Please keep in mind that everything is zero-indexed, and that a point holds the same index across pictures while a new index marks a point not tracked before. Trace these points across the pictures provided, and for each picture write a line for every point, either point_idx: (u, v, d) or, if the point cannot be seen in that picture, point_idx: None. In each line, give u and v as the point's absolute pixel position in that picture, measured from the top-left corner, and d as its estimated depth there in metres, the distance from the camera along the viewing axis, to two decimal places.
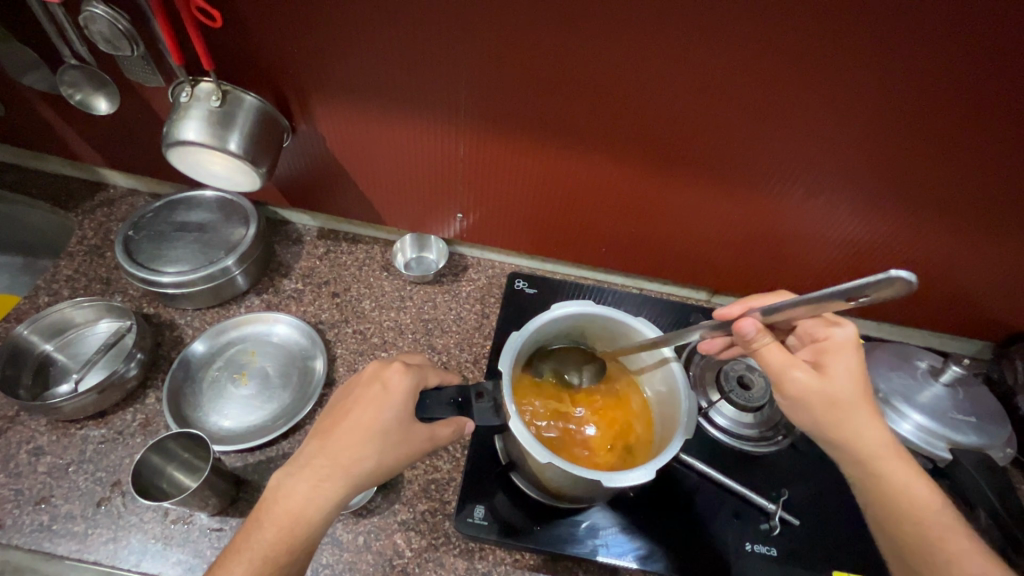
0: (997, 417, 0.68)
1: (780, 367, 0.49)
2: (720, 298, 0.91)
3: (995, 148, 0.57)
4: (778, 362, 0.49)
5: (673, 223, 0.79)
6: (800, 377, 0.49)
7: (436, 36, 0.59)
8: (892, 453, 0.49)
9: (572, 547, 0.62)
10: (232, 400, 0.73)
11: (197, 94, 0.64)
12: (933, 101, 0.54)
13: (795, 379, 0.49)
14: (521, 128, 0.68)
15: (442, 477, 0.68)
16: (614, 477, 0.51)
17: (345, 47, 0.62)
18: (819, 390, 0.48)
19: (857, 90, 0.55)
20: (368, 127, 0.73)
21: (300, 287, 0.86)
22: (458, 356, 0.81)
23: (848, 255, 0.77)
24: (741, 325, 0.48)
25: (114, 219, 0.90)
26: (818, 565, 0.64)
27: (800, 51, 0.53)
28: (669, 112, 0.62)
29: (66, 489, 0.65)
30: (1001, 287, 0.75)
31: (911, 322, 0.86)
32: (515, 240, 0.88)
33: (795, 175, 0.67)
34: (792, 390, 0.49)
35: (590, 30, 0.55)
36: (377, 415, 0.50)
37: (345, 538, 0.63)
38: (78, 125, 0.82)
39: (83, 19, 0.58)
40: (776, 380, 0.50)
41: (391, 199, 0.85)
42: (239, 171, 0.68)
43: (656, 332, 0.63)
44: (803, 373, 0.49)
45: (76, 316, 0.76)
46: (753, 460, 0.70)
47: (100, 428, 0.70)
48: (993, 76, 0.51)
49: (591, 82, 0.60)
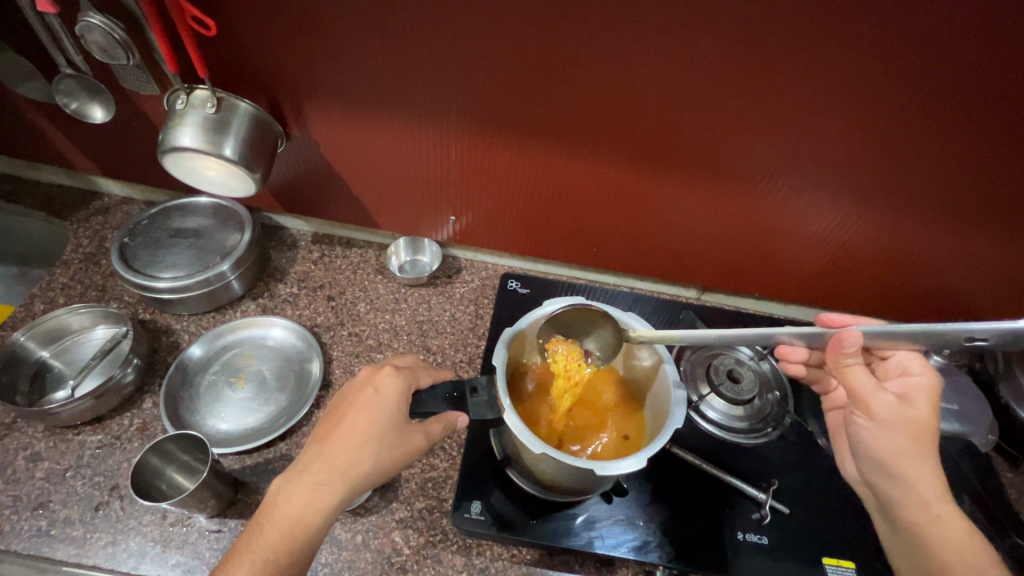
0: (978, 402, 0.70)
1: (868, 395, 0.49)
2: (710, 295, 0.93)
3: (966, 141, 0.59)
4: (870, 385, 0.49)
5: (662, 222, 0.80)
6: (886, 402, 0.49)
7: (425, 42, 0.61)
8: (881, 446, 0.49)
9: (568, 539, 0.63)
10: (230, 403, 0.73)
11: (192, 103, 0.66)
12: (905, 96, 0.56)
13: (884, 403, 0.49)
14: (510, 130, 0.70)
15: (439, 475, 0.69)
16: (606, 465, 0.52)
17: (338, 54, 0.64)
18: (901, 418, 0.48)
19: (831, 88, 0.57)
20: (361, 133, 0.74)
21: (295, 291, 0.87)
22: (453, 356, 0.82)
23: (831, 250, 0.79)
24: (846, 336, 0.48)
25: (108, 227, 0.90)
26: (808, 554, 0.65)
27: (778, 50, 0.55)
28: (655, 111, 0.64)
29: (64, 495, 0.65)
30: (980, 278, 0.77)
31: (894, 315, 0.88)
32: (508, 242, 0.90)
33: (777, 173, 0.69)
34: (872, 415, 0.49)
35: (576, 33, 0.57)
36: (372, 418, 0.51)
37: (344, 537, 0.64)
38: (72, 134, 0.83)
39: (79, 29, 0.60)
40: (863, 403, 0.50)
41: (384, 203, 0.86)
42: (235, 177, 0.69)
43: (645, 325, 0.64)
44: (889, 401, 0.49)
45: (72, 322, 0.76)
46: (744, 452, 0.72)
47: (97, 434, 0.70)
48: (960, 72, 0.53)
49: (577, 82, 0.62)
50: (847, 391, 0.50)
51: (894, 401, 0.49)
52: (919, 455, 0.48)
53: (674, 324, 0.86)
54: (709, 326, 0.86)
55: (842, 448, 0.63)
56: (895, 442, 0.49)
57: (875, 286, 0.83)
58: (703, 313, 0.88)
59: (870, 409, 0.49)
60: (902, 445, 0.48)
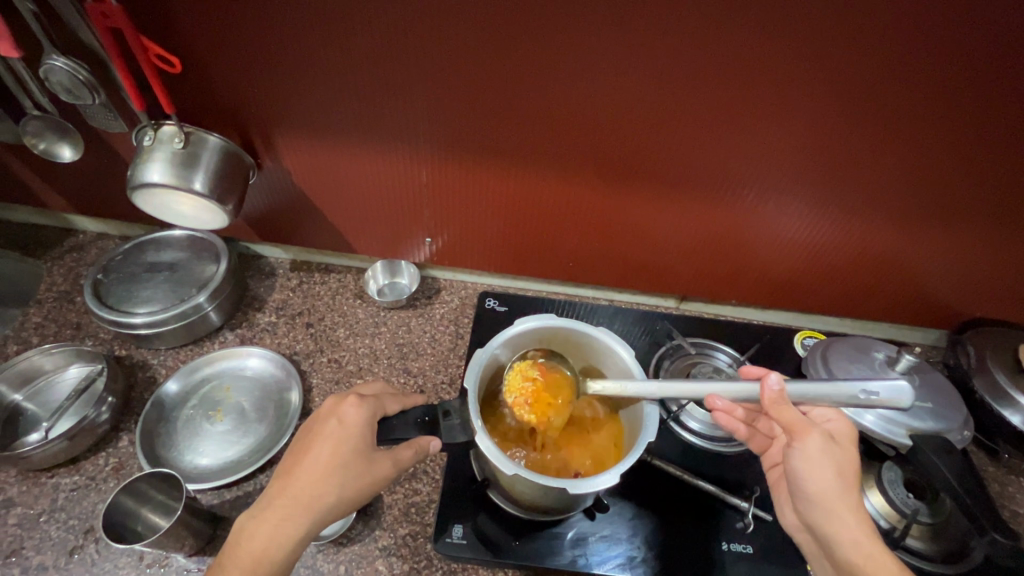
0: (952, 401, 0.70)
1: (802, 426, 0.50)
2: (688, 304, 0.94)
3: (920, 136, 0.61)
4: (803, 420, 0.50)
5: (636, 233, 0.81)
6: (819, 437, 0.50)
7: (386, 70, 0.62)
8: (829, 489, 0.49)
9: (551, 560, 0.63)
10: (208, 437, 0.72)
11: (160, 137, 0.66)
12: (849, 100, 0.58)
13: (818, 438, 0.50)
14: (478, 151, 0.71)
15: (421, 500, 0.68)
16: (580, 483, 0.52)
17: (302, 86, 0.65)
18: (833, 452, 0.50)
19: (781, 95, 0.59)
20: (332, 160, 0.75)
21: (273, 320, 0.87)
22: (434, 378, 0.82)
23: (801, 253, 0.80)
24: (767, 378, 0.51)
25: (83, 263, 0.90)
26: (794, 561, 0.64)
27: (727, 63, 0.57)
28: (616, 126, 0.65)
29: (37, 541, 0.64)
30: (951, 274, 0.78)
31: (870, 316, 0.89)
32: (485, 261, 0.90)
33: (741, 181, 0.70)
34: (806, 453, 0.50)
35: (531, 56, 0.59)
36: (336, 450, 0.50)
37: (326, 568, 0.63)
38: (43, 174, 0.83)
39: (42, 71, 0.60)
40: (801, 438, 0.50)
41: (359, 229, 0.87)
42: (207, 211, 0.70)
43: (616, 340, 0.64)
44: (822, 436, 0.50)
45: (45, 363, 0.75)
46: (725, 460, 0.72)
47: (72, 475, 0.69)
48: (905, 74, 0.55)
49: (538, 102, 0.63)
50: (782, 425, 0.51)
51: (825, 438, 0.50)
52: (850, 495, 0.49)
53: (651, 334, 0.87)
54: (687, 336, 0.87)
55: (780, 494, 0.60)
56: (831, 482, 0.49)
57: (848, 287, 0.84)
58: (681, 323, 0.89)
59: (805, 443, 0.49)
60: (838, 475, 0.49)
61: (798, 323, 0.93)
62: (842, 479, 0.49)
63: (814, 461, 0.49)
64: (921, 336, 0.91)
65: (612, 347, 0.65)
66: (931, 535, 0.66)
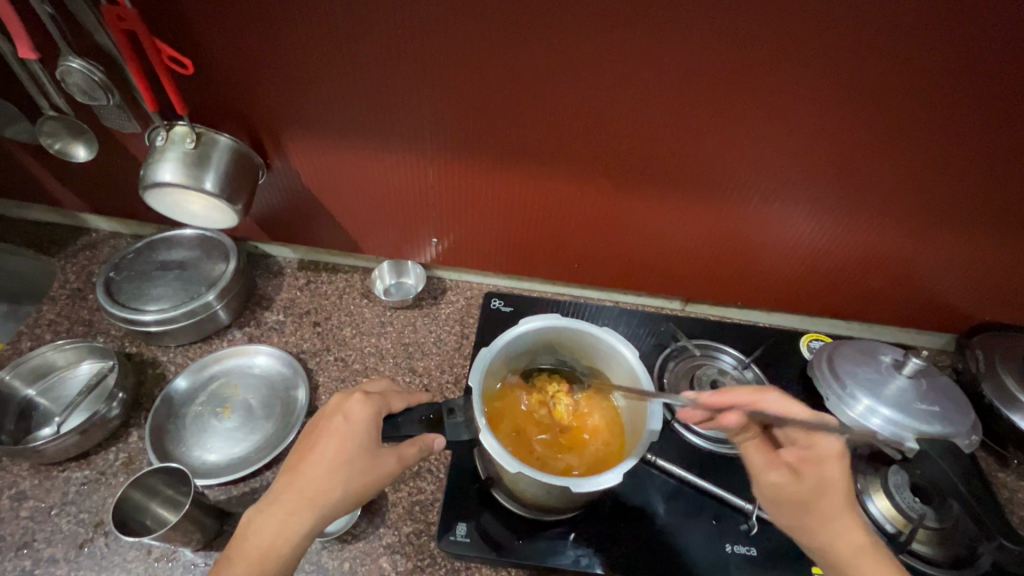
0: (960, 406, 0.69)
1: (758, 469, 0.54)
2: (693, 306, 0.94)
3: (929, 138, 0.61)
4: (762, 462, 0.54)
5: (641, 235, 0.81)
6: (778, 475, 0.52)
7: (395, 71, 0.63)
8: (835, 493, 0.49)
9: (554, 559, 0.63)
10: (216, 434, 0.73)
11: (172, 138, 0.68)
12: (856, 101, 0.58)
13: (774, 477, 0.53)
14: (484, 152, 0.71)
15: (426, 498, 0.69)
16: (583, 481, 0.53)
17: (312, 87, 0.66)
18: (796, 489, 0.51)
19: (788, 97, 0.59)
20: (341, 161, 0.76)
21: (281, 318, 0.88)
22: (439, 377, 0.83)
23: (807, 256, 0.80)
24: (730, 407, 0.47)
25: (96, 261, 0.91)
26: (799, 564, 0.64)
27: (735, 64, 0.57)
28: (622, 127, 0.65)
29: (48, 533, 0.65)
30: (959, 277, 0.78)
31: (877, 319, 0.88)
32: (491, 261, 0.91)
33: (746, 182, 0.70)
34: (766, 491, 0.53)
35: (538, 58, 0.59)
36: (342, 446, 0.51)
37: (331, 565, 0.63)
38: (58, 173, 0.84)
39: (60, 73, 0.62)
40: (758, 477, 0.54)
41: (367, 229, 0.88)
42: (217, 210, 0.71)
43: (620, 341, 0.65)
44: (778, 475, 0.52)
45: (58, 359, 0.77)
46: (730, 462, 0.72)
47: (82, 470, 0.70)
48: (913, 75, 0.55)
49: (545, 103, 0.64)
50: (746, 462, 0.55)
51: (786, 476, 0.52)
52: None
53: (656, 336, 0.87)
54: (692, 338, 0.87)
55: None
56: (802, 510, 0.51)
57: (854, 290, 0.84)
58: (686, 325, 0.89)
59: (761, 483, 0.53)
60: (805, 509, 0.51)
61: (803, 326, 0.93)
62: (809, 510, 0.51)
63: (774, 497, 0.53)
64: (929, 340, 0.90)
65: (616, 348, 0.65)
66: (937, 539, 0.66)
